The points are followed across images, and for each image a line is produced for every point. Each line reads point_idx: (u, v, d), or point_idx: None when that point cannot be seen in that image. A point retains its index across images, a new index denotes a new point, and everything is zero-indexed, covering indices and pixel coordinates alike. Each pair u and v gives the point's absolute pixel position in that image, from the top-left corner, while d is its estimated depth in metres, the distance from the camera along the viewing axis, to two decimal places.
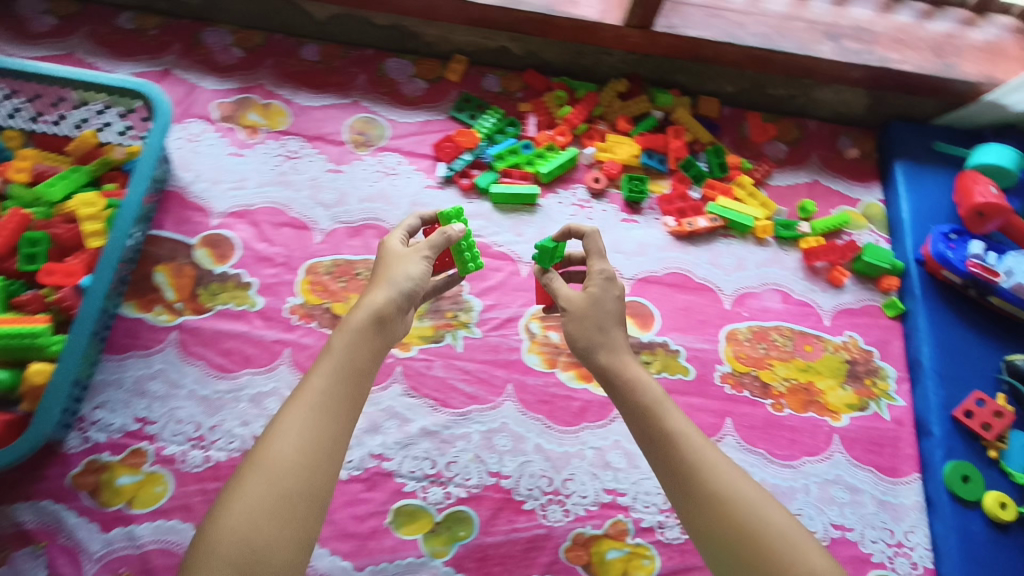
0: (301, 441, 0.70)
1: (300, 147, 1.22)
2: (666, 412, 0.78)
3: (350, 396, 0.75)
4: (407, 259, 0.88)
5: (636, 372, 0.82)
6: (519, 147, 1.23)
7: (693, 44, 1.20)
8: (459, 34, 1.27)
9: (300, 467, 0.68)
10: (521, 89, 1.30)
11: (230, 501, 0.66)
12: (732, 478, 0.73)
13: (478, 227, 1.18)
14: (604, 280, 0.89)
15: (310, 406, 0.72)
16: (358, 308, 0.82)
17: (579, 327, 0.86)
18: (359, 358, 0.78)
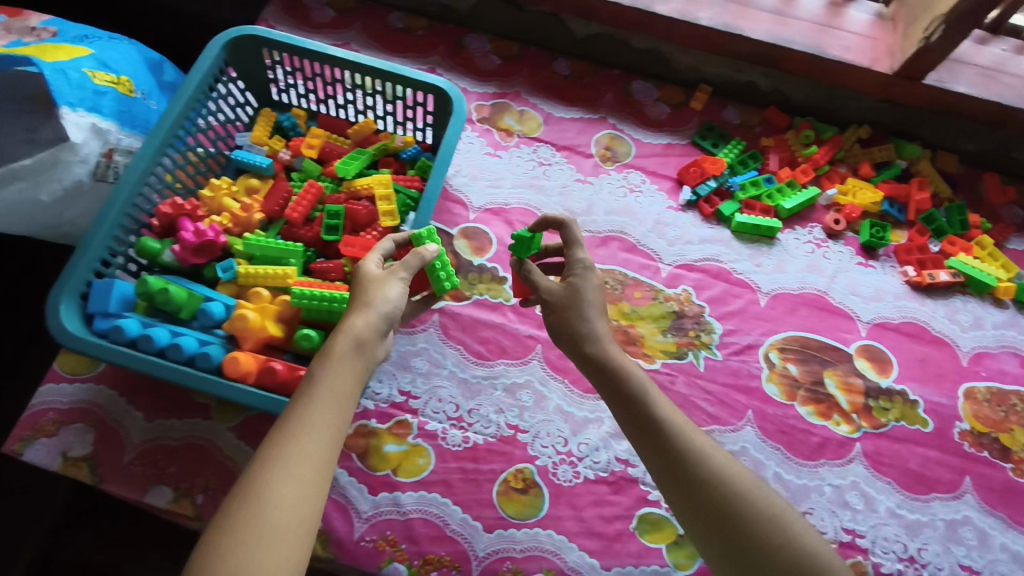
0: (295, 467, 0.66)
1: (551, 155, 1.28)
2: (656, 405, 0.80)
3: (333, 423, 0.71)
4: (380, 283, 0.83)
5: (632, 366, 0.84)
6: (761, 180, 1.27)
7: (957, 100, 1.22)
8: (711, 65, 1.32)
9: (299, 494, 0.65)
10: (760, 123, 1.33)
11: (244, 509, 0.63)
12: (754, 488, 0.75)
13: (717, 252, 1.22)
14: (585, 271, 0.90)
15: (316, 434, 0.69)
16: (344, 330, 0.77)
17: (568, 315, 0.88)
18: (341, 387, 0.74)
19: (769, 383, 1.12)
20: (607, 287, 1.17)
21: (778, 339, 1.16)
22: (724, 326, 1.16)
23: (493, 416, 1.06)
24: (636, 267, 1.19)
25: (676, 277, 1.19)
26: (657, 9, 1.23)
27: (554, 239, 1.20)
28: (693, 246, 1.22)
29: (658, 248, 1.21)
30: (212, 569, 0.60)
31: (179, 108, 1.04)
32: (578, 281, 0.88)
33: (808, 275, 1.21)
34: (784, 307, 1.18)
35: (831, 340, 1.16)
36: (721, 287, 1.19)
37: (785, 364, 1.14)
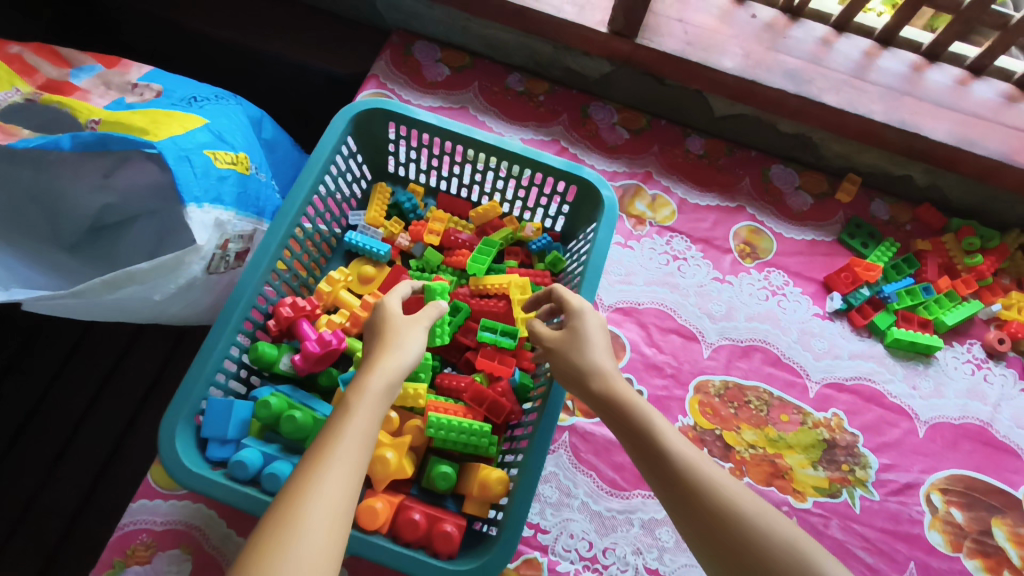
0: (316, 510, 0.56)
1: (686, 249, 1.17)
2: (674, 447, 0.68)
3: (354, 459, 0.61)
4: (410, 331, 0.76)
5: (644, 406, 0.73)
6: (919, 290, 1.15)
7: None
8: (864, 157, 1.22)
9: (319, 540, 0.54)
10: (910, 221, 1.22)
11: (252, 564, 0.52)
12: (787, 533, 0.62)
13: (870, 368, 1.10)
14: (578, 311, 0.82)
15: (337, 475, 0.59)
16: (371, 373, 0.69)
17: (568, 358, 0.78)
18: (361, 426, 0.64)
19: (932, 531, 1.00)
20: (751, 408, 1.05)
21: (939, 477, 1.04)
22: (880, 460, 1.04)
23: (630, 557, 0.94)
24: (782, 384, 1.08)
25: (826, 399, 1.08)
26: (826, 99, 1.12)
27: (692, 347, 1.09)
28: (843, 362, 1.11)
29: (804, 362, 1.10)
30: None
31: (304, 192, 0.94)
32: (577, 321, 0.80)
33: (969, 402, 1.10)
34: (945, 441, 1.06)
35: (998, 481, 1.05)
36: (875, 413, 1.07)
37: (949, 509, 1.02)
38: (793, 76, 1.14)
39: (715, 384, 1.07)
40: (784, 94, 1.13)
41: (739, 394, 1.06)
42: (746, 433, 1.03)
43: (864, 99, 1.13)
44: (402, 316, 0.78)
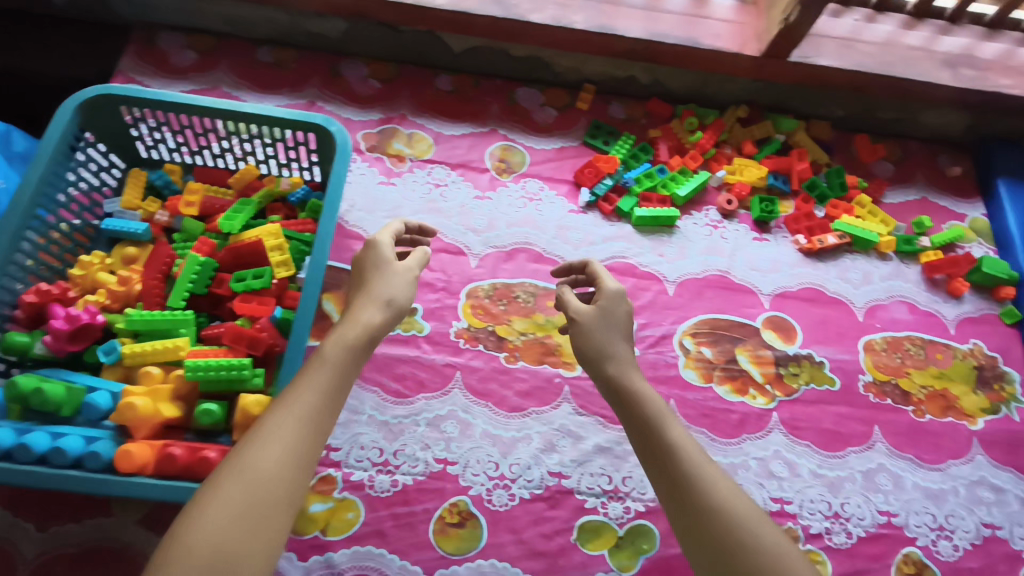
0: (269, 444, 0.67)
1: (446, 175, 1.26)
2: (654, 402, 0.81)
3: (300, 413, 0.70)
4: (393, 280, 0.88)
5: (622, 354, 0.86)
6: (654, 171, 1.29)
7: (821, 74, 1.25)
8: (592, 65, 1.34)
9: (271, 469, 0.65)
10: (644, 115, 1.37)
11: (217, 479, 0.64)
12: (728, 484, 0.72)
13: (622, 247, 1.23)
14: (612, 295, 0.91)
15: (296, 415, 0.69)
16: (352, 324, 0.80)
17: (590, 334, 0.88)
18: (320, 377, 0.73)
19: (687, 370, 1.14)
20: (519, 302, 1.16)
21: (689, 324, 1.18)
22: (638, 320, 1.17)
23: (419, 453, 1.03)
24: (546, 275, 1.19)
25: None
26: (531, 18, 1.23)
27: (460, 260, 1.19)
28: (599, 246, 1.23)
29: (564, 253, 1.22)
30: (185, 551, 0.59)
31: (33, 181, 0.95)
32: (605, 301, 0.90)
33: (709, 257, 1.25)
34: (690, 293, 1.21)
35: (738, 317, 1.20)
36: (630, 282, 1.20)
37: (700, 348, 1.16)
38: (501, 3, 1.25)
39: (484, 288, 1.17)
40: (495, 20, 1.24)
41: (507, 292, 1.17)
42: (516, 323, 1.15)
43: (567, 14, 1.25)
44: (388, 266, 0.89)
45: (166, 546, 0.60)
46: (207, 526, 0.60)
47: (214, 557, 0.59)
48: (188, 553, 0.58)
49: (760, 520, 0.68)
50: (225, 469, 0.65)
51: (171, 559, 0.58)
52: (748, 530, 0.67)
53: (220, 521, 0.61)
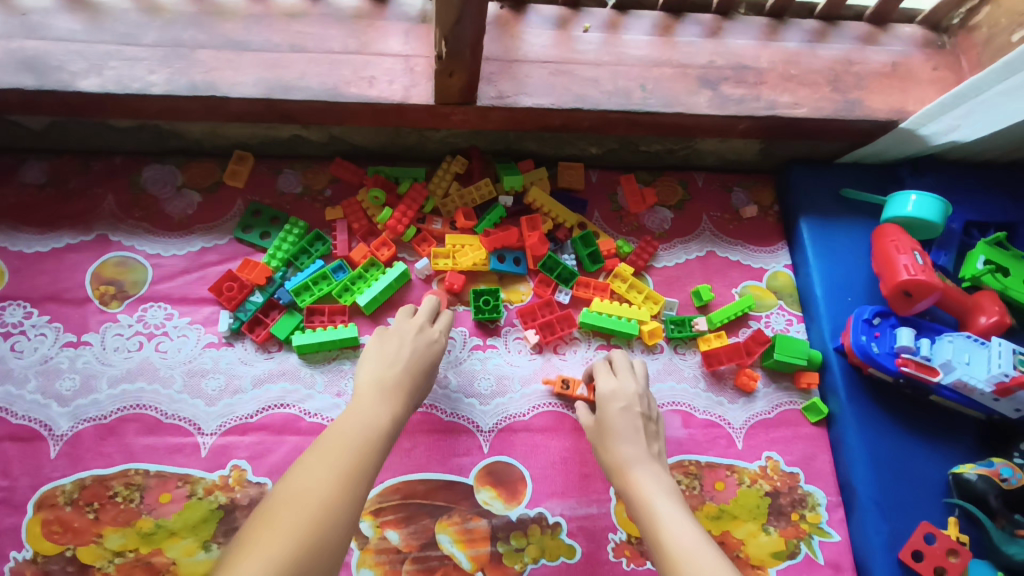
0: (321, 472, 0.61)
1: (22, 318, 0.88)
2: (632, 478, 0.73)
3: (364, 450, 0.65)
4: (418, 338, 0.82)
5: (631, 452, 0.76)
6: (328, 272, 0.94)
7: (534, 115, 0.90)
8: (232, 128, 0.95)
9: (330, 494, 0.59)
10: (329, 184, 1.00)
11: (254, 524, 0.57)
12: (674, 525, 0.66)
13: (281, 391, 0.89)
14: (605, 397, 0.82)
15: (349, 449, 0.64)
16: (393, 370, 0.76)
17: (602, 441, 0.79)
18: (386, 411, 0.71)
19: (361, 571, 0.81)
20: (116, 504, 0.81)
21: (371, 497, 0.85)
22: None
23: None
24: (164, 454, 0.84)
25: (222, 452, 0.85)
26: (82, 85, 0.82)
27: (33, 450, 0.83)
28: (246, 394, 0.88)
29: (194, 414, 0.86)
30: None
31: None
32: (612, 399, 0.81)
33: None
34: None
35: (444, 474, 0.87)
36: (288, 445, 0.86)
37: (383, 533, 0.83)
38: (35, 65, 0.83)
39: (65, 490, 0.81)
40: (28, 93, 0.82)
41: (99, 491, 0.82)
42: (109, 540, 0.80)
43: (139, 70, 0.84)
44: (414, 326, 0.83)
45: None
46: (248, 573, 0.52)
47: None
48: None
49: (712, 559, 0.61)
50: (261, 513, 0.57)
51: None
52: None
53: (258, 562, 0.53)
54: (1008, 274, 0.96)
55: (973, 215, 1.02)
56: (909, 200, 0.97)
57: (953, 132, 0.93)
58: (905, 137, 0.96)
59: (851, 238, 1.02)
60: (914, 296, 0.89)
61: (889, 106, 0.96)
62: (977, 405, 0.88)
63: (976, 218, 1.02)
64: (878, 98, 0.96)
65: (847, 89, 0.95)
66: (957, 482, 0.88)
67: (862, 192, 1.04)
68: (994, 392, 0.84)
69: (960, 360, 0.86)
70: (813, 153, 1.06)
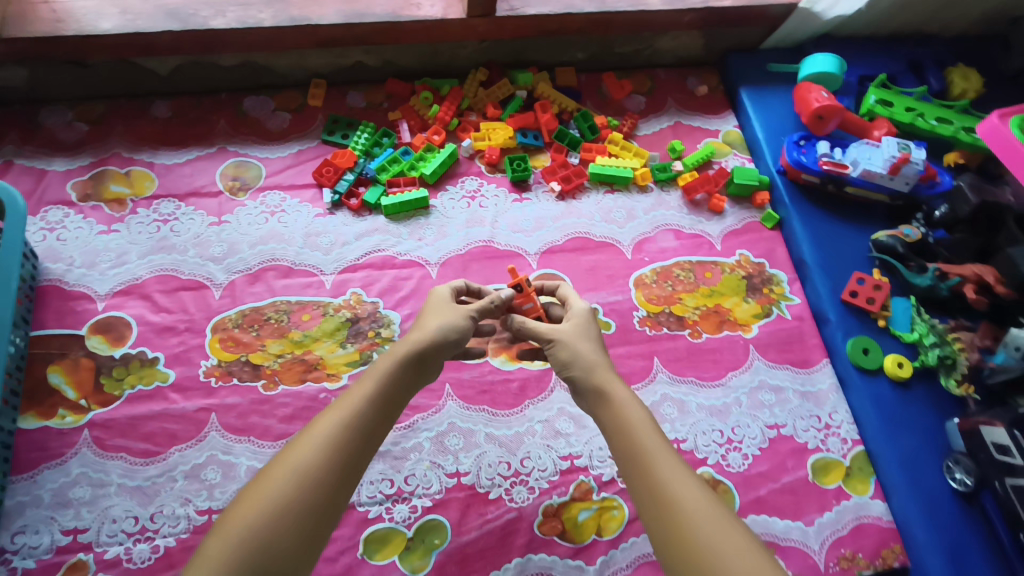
0: (319, 437, 0.71)
1: (174, 209, 1.17)
2: (610, 398, 0.80)
3: (360, 411, 0.74)
4: (447, 314, 0.91)
5: (602, 367, 0.84)
6: (399, 155, 1.25)
7: (537, 21, 1.24)
8: (312, 58, 1.26)
9: (328, 451, 0.70)
10: (386, 99, 1.32)
11: (259, 479, 0.67)
12: (657, 455, 0.72)
13: (378, 241, 1.19)
14: (576, 325, 0.90)
15: (346, 414, 0.73)
16: (402, 344, 0.85)
17: (571, 347, 0.86)
18: (402, 375, 0.81)
19: None
20: (271, 324, 1.09)
21: None
22: (402, 313, 1.13)
23: (180, 510, 0.94)
24: (299, 288, 1.13)
25: (342, 284, 1.14)
26: (213, 24, 1.15)
27: (202, 295, 1.10)
28: (351, 245, 1.18)
29: (316, 262, 1.16)
30: (229, 538, 0.62)
31: None
32: (575, 324, 0.90)
33: (471, 231, 1.22)
34: (455, 271, 1.18)
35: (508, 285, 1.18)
36: (389, 276, 1.16)
37: None
38: (176, 15, 1.15)
39: (232, 317, 1.09)
40: (174, 34, 1.14)
41: (257, 316, 1.10)
42: (271, 347, 1.07)
43: (252, 11, 1.16)
44: (445, 304, 0.94)
45: (211, 539, 0.63)
46: (247, 520, 0.63)
47: (252, 543, 0.62)
48: (223, 544, 0.61)
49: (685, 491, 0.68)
50: (266, 471, 0.68)
51: (208, 546, 0.62)
52: (712, 529, 0.64)
53: (250, 517, 0.63)
54: (894, 106, 1.31)
55: (865, 70, 1.37)
56: (817, 60, 1.32)
57: (837, 6, 1.31)
58: (806, 15, 1.33)
59: (780, 96, 1.37)
60: (825, 117, 1.24)
61: None
62: (880, 188, 1.22)
63: (866, 73, 1.37)
64: None
65: None
66: (876, 244, 1.21)
67: (783, 65, 1.39)
68: (889, 172, 1.18)
69: (863, 157, 1.21)
70: (743, 43, 1.42)
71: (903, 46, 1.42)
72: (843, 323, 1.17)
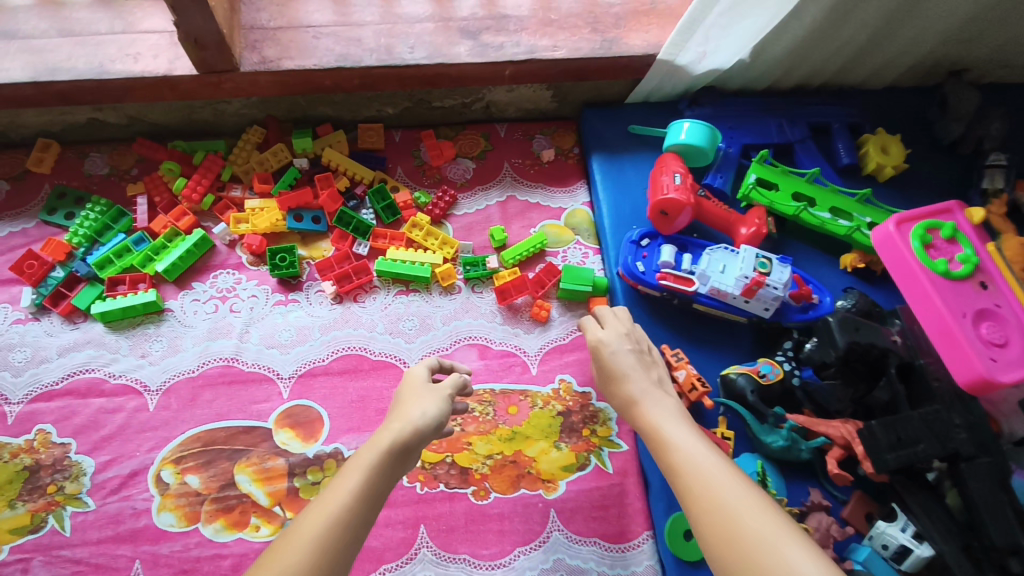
0: (302, 544, 0.57)
1: None
2: (640, 413, 0.75)
3: (367, 490, 0.63)
4: (426, 398, 0.76)
5: (633, 390, 0.78)
6: (130, 244, 1.00)
7: (302, 78, 0.96)
8: (28, 115, 1.02)
9: (357, 505, 0.61)
10: (135, 164, 1.07)
11: (280, 546, 0.57)
12: (686, 453, 0.67)
13: (86, 358, 0.94)
14: (602, 342, 0.84)
15: (353, 492, 0.62)
16: (400, 422, 0.71)
17: (614, 387, 0.80)
18: (393, 469, 0.67)
19: (162, 515, 0.87)
20: None
21: (173, 448, 0.90)
22: (98, 459, 0.89)
23: None
24: None
25: (28, 418, 0.90)
26: None
27: None
28: (52, 363, 0.93)
29: (1, 386, 0.91)
30: None
31: None
32: (607, 352, 0.82)
33: (211, 346, 0.96)
34: (181, 401, 0.93)
35: (244, 420, 0.92)
36: (93, 406, 0.92)
37: (184, 479, 0.89)
38: None
39: None
40: None
41: None
42: None
43: None
44: (422, 385, 0.78)
45: None
46: None
47: None
48: None
49: (734, 504, 0.60)
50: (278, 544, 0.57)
51: None
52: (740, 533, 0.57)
53: None
54: (777, 189, 1.01)
55: (748, 138, 1.07)
56: (682, 128, 1.01)
57: (706, 57, 0.98)
58: (669, 68, 1.01)
59: (638, 169, 1.07)
60: (670, 214, 0.95)
61: (646, 43, 1.01)
62: (736, 310, 0.94)
63: (752, 142, 1.07)
64: (636, 35, 1.01)
65: (605, 29, 1.01)
66: (724, 384, 0.93)
67: (648, 127, 1.10)
68: (742, 295, 0.90)
69: (714, 270, 0.92)
70: (602, 96, 1.12)
71: (807, 104, 1.11)
72: (666, 492, 0.92)
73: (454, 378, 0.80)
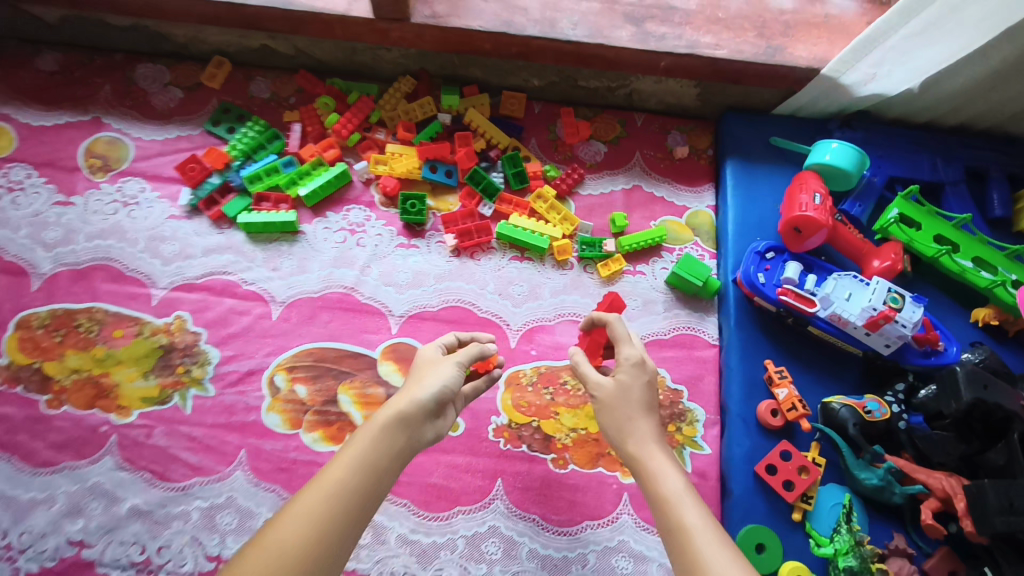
0: (298, 519, 0.58)
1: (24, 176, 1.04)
2: (638, 446, 0.70)
3: (372, 467, 0.63)
4: (435, 371, 0.74)
5: (642, 428, 0.71)
6: (279, 165, 1.07)
7: (464, 37, 1.00)
8: (210, 33, 1.11)
9: (354, 486, 0.62)
10: (294, 93, 1.15)
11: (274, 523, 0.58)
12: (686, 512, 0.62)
13: (225, 261, 1.02)
14: (627, 362, 0.76)
15: (359, 468, 0.63)
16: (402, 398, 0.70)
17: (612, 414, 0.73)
18: (393, 443, 0.66)
19: (270, 414, 0.94)
20: (79, 332, 0.96)
21: (288, 357, 0.97)
22: (222, 353, 0.97)
23: None
24: (122, 298, 0.99)
25: (170, 303, 0.99)
26: None
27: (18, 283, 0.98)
28: (195, 259, 1.02)
29: (150, 270, 1.01)
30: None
31: None
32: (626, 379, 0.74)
33: (336, 272, 1.03)
34: (301, 316, 1.00)
35: (354, 346, 0.98)
36: (225, 305, 1.00)
37: (294, 387, 0.95)
38: None
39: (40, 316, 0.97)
40: None
41: (67, 320, 0.97)
42: (68, 360, 0.95)
43: None
44: (431, 362, 0.76)
45: None
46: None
47: None
48: None
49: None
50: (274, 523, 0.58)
51: None
52: None
53: None
54: (918, 227, 0.97)
55: (895, 170, 1.03)
56: (829, 147, 0.99)
57: (874, 80, 0.96)
58: (830, 85, 0.99)
59: (772, 182, 1.06)
60: (803, 232, 0.94)
61: (811, 55, 1.00)
62: (853, 340, 0.92)
63: (899, 174, 1.03)
64: (802, 46, 1.00)
65: (771, 36, 1.01)
66: (823, 411, 0.91)
67: (791, 142, 1.08)
68: (865, 326, 0.88)
69: (839, 296, 0.90)
70: (748, 102, 1.11)
71: (966, 144, 1.06)
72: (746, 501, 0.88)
73: (472, 348, 0.78)
